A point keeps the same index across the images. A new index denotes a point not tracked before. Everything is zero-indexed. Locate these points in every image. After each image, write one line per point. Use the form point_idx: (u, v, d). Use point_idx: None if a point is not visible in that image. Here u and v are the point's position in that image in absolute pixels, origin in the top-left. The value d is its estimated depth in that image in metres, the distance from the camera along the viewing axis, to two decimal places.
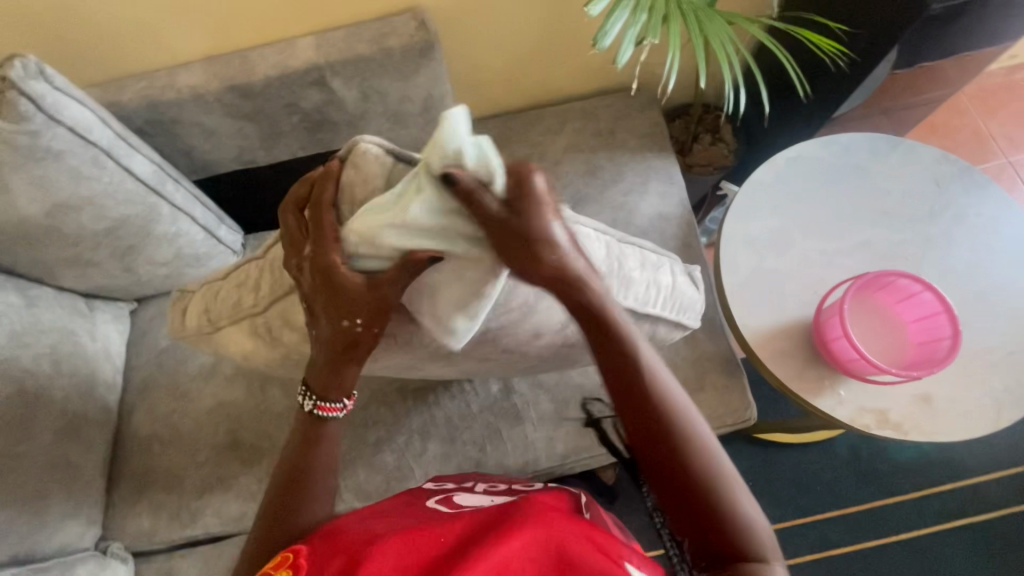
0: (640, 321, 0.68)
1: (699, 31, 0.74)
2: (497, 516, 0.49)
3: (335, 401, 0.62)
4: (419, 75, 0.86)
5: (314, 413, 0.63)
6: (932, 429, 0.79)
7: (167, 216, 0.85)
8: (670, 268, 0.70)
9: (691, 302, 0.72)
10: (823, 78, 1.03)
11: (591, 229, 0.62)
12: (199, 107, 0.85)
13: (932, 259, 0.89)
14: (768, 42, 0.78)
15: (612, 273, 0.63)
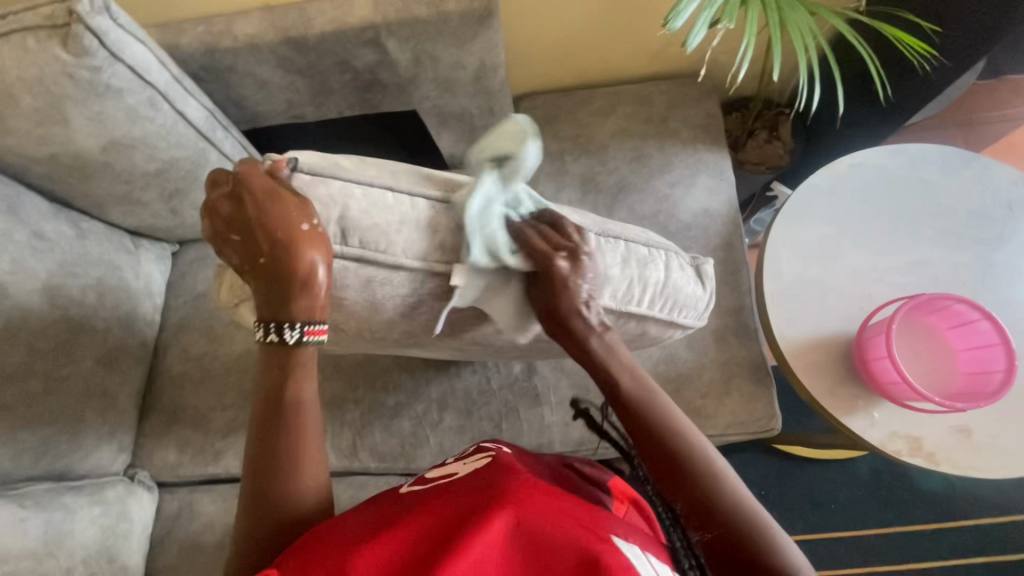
0: (625, 319, 0.66)
1: (777, 18, 0.69)
2: (472, 506, 0.47)
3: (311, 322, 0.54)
4: (475, 42, 0.84)
5: (301, 340, 0.55)
6: (968, 464, 0.76)
7: (215, 163, 0.86)
8: (662, 263, 0.67)
9: (688, 301, 0.69)
10: (902, 81, 0.96)
11: None
12: (253, 57, 0.85)
13: (993, 287, 0.83)
14: (850, 35, 0.73)
15: None
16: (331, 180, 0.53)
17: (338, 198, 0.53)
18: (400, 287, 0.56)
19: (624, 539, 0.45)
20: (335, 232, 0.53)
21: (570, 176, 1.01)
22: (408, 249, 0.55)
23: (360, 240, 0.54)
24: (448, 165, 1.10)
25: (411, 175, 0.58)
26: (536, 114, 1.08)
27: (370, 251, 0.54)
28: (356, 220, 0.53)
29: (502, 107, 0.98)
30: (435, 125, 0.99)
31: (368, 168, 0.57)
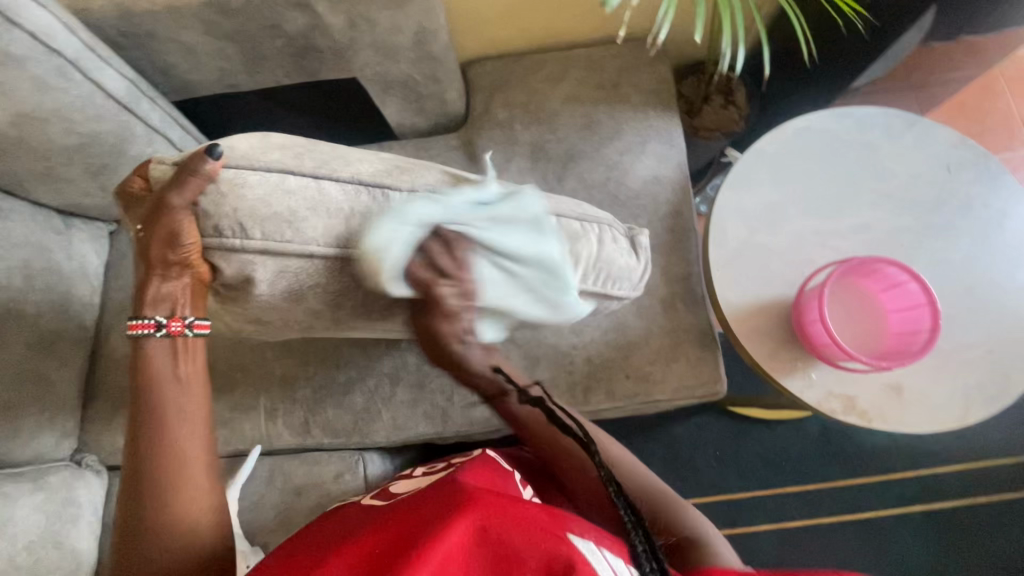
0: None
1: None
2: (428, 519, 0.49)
3: (194, 316, 0.60)
4: (411, 4, 0.81)
5: (135, 335, 0.60)
6: (897, 420, 0.79)
7: (142, 136, 0.83)
8: (595, 237, 0.67)
9: (622, 272, 0.70)
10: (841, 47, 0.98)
11: None
12: (174, 22, 0.79)
13: (928, 248, 0.85)
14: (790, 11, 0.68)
15: None
16: (245, 172, 0.53)
17: (231, 189, 0.52)
18: (318, 276, 0.56)
19: (582, 537, 0.50)
20: (233, 224, 0.52)
21: (519, 145, 0.99)
22: (320, 236, 0.54)
23: (261, 232, 0.52)
24: (397, 135, 1.07)
25: (318, 158, 0.57)
26: (486, 80, 1.04)
27: (273, 242, 0.53)
28: (252, 210, 0.52)
29: (447, 74, 0.95)
30: (379, 93, 0.96)
31: (269, 149, 0.55)
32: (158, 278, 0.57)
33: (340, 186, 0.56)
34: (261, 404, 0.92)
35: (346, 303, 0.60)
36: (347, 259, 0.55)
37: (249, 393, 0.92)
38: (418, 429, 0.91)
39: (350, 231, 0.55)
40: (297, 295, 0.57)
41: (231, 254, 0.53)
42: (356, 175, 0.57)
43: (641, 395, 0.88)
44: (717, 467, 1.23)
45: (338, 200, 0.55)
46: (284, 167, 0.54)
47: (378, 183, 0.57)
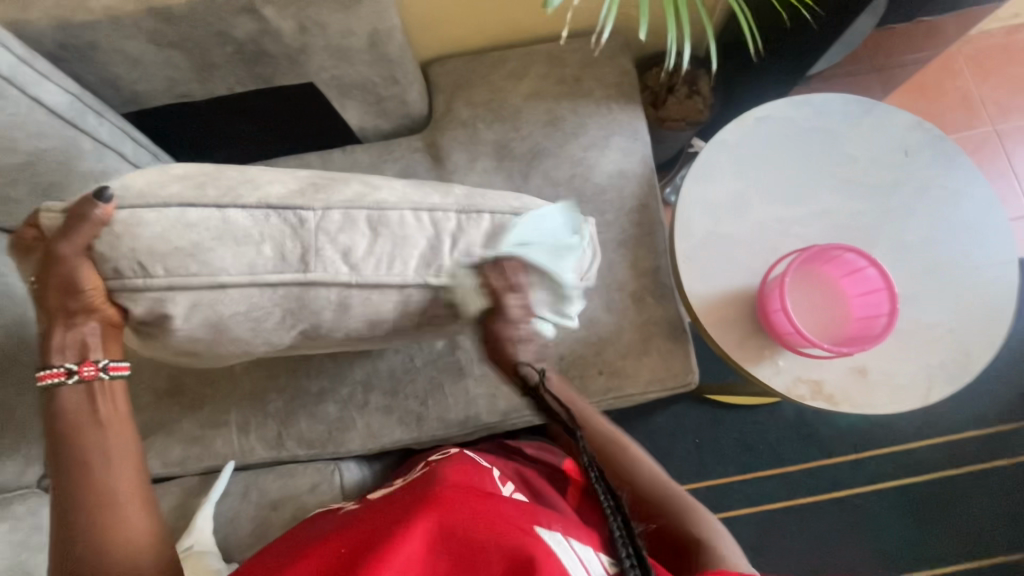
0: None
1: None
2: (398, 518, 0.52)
3: (107, 358, 0.62)
4: (362, 6, 0.80)
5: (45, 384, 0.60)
6: (864, 402, 0.81)
7: (91, 151, 0.81)
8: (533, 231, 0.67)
9: (565, 266, 0.69)
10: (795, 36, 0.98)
11: (401, 212, 0.63)
12: (116, 32, 0.77)
13: (887, 231, 0.87)
14: (737, 7, 0.65)
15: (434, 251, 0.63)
16: (139, 210, 0.56)
17: (126, 231, 0.55)
18: (236, 304, 0.60)
19: (547, 527, 0.54)
20: (135, 266, 0.56)
21: (483, 144, 0.99)
22: (232, 265, 0.58)
23: (163, 269, 0.56)
24: (360, 139, 1.05)
25: (223, 185, 0.60)
26: (447, 79, 1.03)
27: (179, 277, 0.57)
28: (150, 248, 0.56)
29: (406, 74, 0.94)
30: (338, 97, 0.94)
31: (169, 184, 0.58)
32: (64, 326, 0.59)
33: (246, 213, 0.59)
34: (232, 419, 0.90)
35: (275, 327, 0.64)
36: (263, 284, 0.59)
37: (219, 409, 0.91)
38: (393, 435, 0.90)
39: (263, 257, 0.59)
40: (220, 325, 0.61)
41: (137, 294, 0.57)
42: (264, 200, 0.59)
43: (614, 390, 0.89)
44: (697, 454, 1.25)
45: (244, 227, 0.58)
46: (183, 201, 0.57)
47: (290, 206, 0.60)
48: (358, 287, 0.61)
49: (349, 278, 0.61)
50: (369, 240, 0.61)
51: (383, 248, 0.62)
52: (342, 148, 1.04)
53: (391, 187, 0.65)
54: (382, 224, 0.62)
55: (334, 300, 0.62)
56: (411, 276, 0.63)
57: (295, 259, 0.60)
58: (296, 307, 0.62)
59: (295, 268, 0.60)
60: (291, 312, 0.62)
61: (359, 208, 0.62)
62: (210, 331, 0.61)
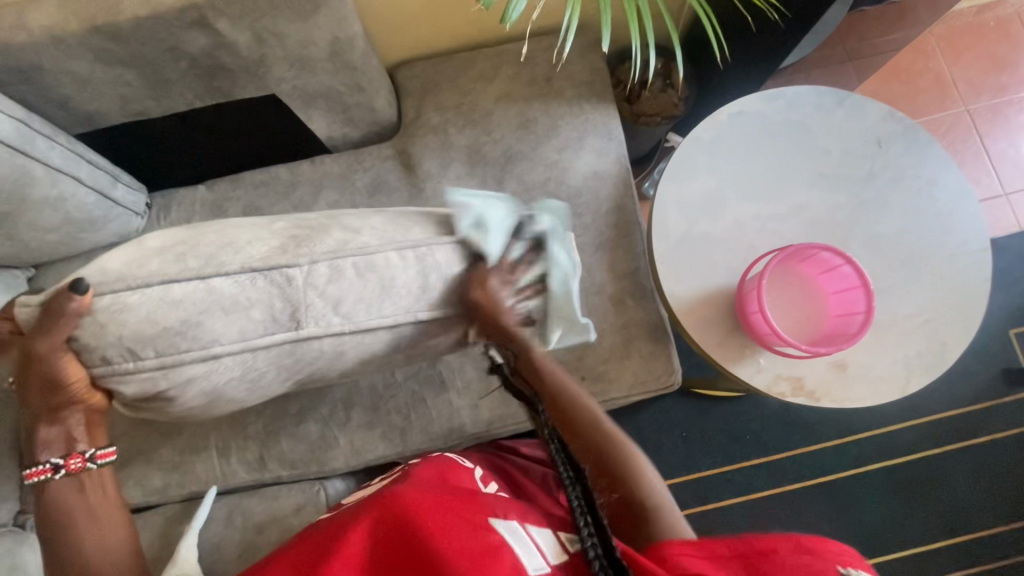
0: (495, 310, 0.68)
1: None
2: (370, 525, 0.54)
3: (94, 448, 0.59)
4: (320, 15, 0.77)
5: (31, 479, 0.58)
6: (844, 395, 0.81)
7: (44, 178, 0.78)
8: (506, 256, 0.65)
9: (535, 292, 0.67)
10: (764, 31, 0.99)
11: (386, 254, 0.60)
12: (61, 53, 0.73)
13: (863, 224, 0.87)
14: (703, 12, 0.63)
15: (427, 291, 0.62)
16: (123, 293, 0.53)
17: (109, 318, 0.52)
18: (230, 371, 0.58)
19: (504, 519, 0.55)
20: (121, 351, 0.53)
21: (455, 150, 0.96)
22: (223, 334, 0.56)
23: (154, 351, 0.54)
24: (329, 148, 1.02)
25: (202, 254, 0.57)
26: (415, 83, 1.00)
27: (170, 355, 0.55)
28: (138, 333, 0.53)
29: (371, 82, 0.91)
30: (302, 107, 0.91)
31: (146, 261, 0.56)
32: (43, 423, 0.56)
33: (231, 280, 0.56)
34: (212, 443, 0.89)
35: (270, 381, 0.62)
36: (256, 348, 0.58)
37: (198, 433, 0.89)
38: (377, 452, 0.89)
39: (253, 322, 0.57)
40: (215, 393, 0.60)
41: (128, 377, 0.55)
42: (246, 263, 0.57)
43: (598, 395, 0.88)
44: (684, 448, 1.26)
45: (231, 293, 0.55)
46: (166, 276, 0.55)
47: (273, 266, 0.57)
48: (352, 334, 0.60)
49: (342, 327, 0.59)
50: (353, 284, 0.59)
51: (373, 293, 0.60)
52: (310, 158, 1.01)
53: (371, 229, 0.62)
54: (371, 268, 0.59)
55: (327, 349, 0.61)
56: (405, 315, 0.62)
57: (285, 317, 0.58)
58: (290, 361, 0.60)
59: (286, 327, 0.58)
60: (285, 367, 0.61)
61: (345, 256, 0.59)
62: (203, 399, 0.60)
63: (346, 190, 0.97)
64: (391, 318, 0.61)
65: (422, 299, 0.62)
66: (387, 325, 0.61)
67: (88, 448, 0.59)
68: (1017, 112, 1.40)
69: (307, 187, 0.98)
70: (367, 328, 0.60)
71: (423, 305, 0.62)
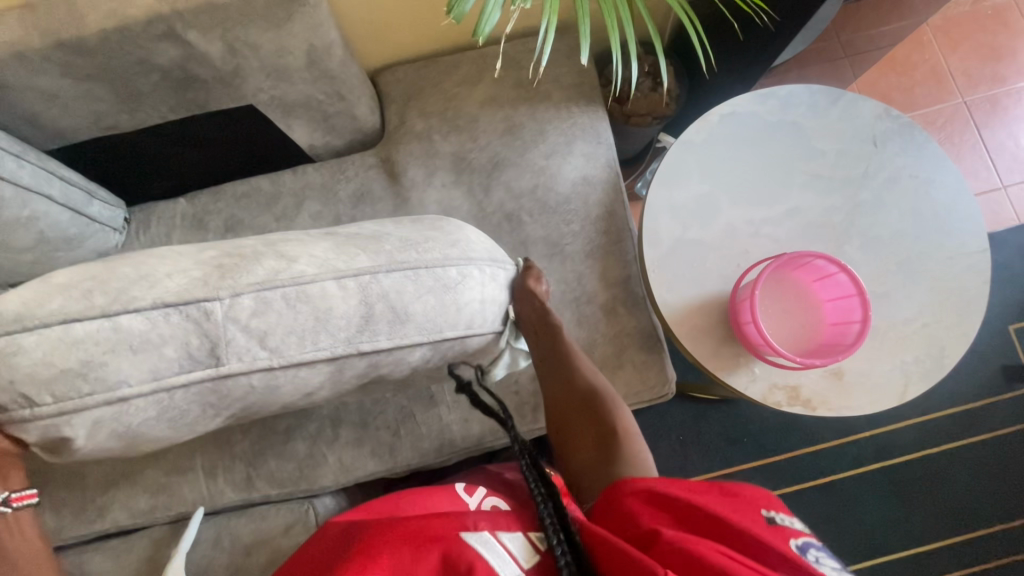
0: (439, 345, 0.60)
1: (587, 6, 0.60)
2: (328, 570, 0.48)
3: (8, 491, 0.59)
4: (294, 23, 0.74)
5: None
6: (841, 404, 0.79)
7: (13, 198, 0.75)
8: (470, 280, 0.61)
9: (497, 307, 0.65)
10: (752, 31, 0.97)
11: (323, 284, 0.54)
12: (26, 69, 0.70)
13: (859, 227, 0.85)
14: (684, 17, 0.60)
15: (368, 322, 0.56)
16: (17, 335, 0.47)
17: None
18: (146, 412, 0.51)
19: (474, 529, 0.50)
20: (15, 398, 0.47)
21: (441, 158, 0.94)
22: (131, 375, 0.49)
23: (52, 396, 0.48)
24: (311, 158, 1.00)
25: (114, 288, 0.50)
26: (398, 89, 0.98)
27: (71, 401, 0.48)
28: (32, 376, 0.47)
29: (352, 90, 0.88)
30: (281, 117, 0.89)
31: (49, 298, 0.49)
32: None
33: (141, 316, 0.49)
34: (198, 464, 0.87)
35: (197, 418, 0.56)
36: (170, 388, 0.51)
37: (182, 455, 0.87)
38: (367, 468, 0.87)
39: (166, 360, 0.50)
40: (131, 433, 0.53)
41: (26, 424, 0.48)
42: (159, 297, 0.50)
43: None
44: (681, 452, 1.24)
45: (140, 331, 0.49)
46: (67, 315, 0.48)
47: (189, 300, 0.50)
48: (283, 369, 0.54)
49: (269, 362, 0.53)
50: (286, 318, 0.53)
51: (307, 324, 0.54)
52: (292, 168, 0.98)
53: (310, 255, 0.56)
54: (303, 298, 0.53)
55: (257, 385, 0.54)
56: (343, 347, 0.56)
57: (203, 354, 0.51)
58: (217, 397, 0.54)
59: (205, 364, 0.51)
60: (212, 403, 0.55)
61: (279, 285, 0.53)
62: (121, 439, 0.54)
63: (329, 200, 0.95)
64: (327, 350, 0.55)
65: (363, 329, 0.56)
66: (325, 357, 0.55)
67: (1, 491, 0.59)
68: (1016, 102, 1.38)
69: (289, 198, 0.95)
70: (301, 362, 0.54)
71: (363, 336, 0.56)
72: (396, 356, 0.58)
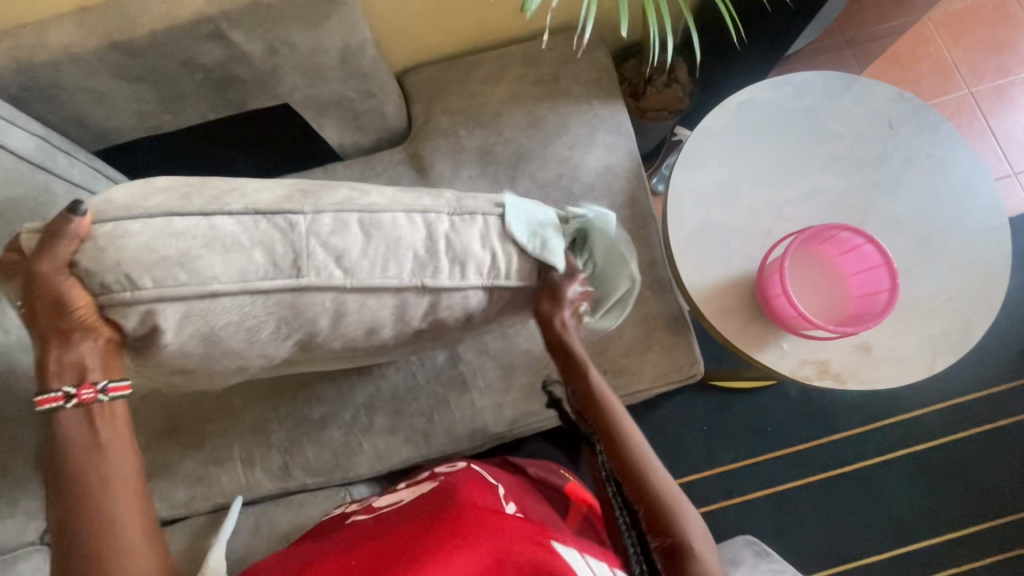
0: (497, 291, 0.59)
1: None
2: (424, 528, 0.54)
3: (107, 379, 0.52)
4: (331, 22, 0.77)
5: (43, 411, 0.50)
6: (870, 377, 0.81)
7: (65, 193, 0.79)
8: (531, 229, 0.60)
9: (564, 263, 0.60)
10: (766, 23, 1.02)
11: (392, 215, 0.56)
12: (80, 70, 0.74)
13: (878, 205, 0.87)
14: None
15: (431, 256, 0.56)
16: (123, 221, 0.49)
17: (110, 243, 0.48)
18: (229, 314, 0.52)
19: (564, 545, 0.56)
20: (121, 278, 0.49)
21: (467, 152, 0.97)
22: (221, 273, 0.51)
23: (152, 280, 0.49)
24: (340, 156, 1.03)
25: (209, 194, 0.53)
26: (423, 88, 1.02)
27: (167, 288, 0.49)
28: (137, 258, 0.49)
29: (382, 87, 0.92)
30: (314, 116, 0.92)
31: (152, 194, 0.52)
32: (57, 351, 0.50)
33: (233, 219, 0.52)
34: (235, 454, 0.88)
35: (269, 339, 0.56)
36: (257, 292, 0.52)
37: (220, 445, 0.88)
38: (402, 455, 0.88)
39: (253, 263, 0.52)
40: (213, 338, 0.54)
41: (127, 307, 0.49)
42: (251, 205, 0.53)
43: (620, 388, 0.88)
44: (706, 442, 1.25)
45: (232, 233, 0.51)
46: (169, 210, 0.50)
47: (278, 210, 0.53)
48: (355, 292, 0.54)
49: (343, 282, 0.54)
50: (360, 249, 0.54)
51: (379, 251, 0.55)
52: (322, 166, 1.02)
53: (381, 192, 0.58)
54: (375, 227, 0.55)
55: (329, 308, 0.55)
56: (408, 279, 0.56)
57: (286, 265, 0.52)
58: (290, 315, 0.54)
59: (287, 274, 0.52)
60: (286, 320, 0.55)
61: (350, 212, 0.55)
62: (202, 345, 0.54)
63: None
64: (393, 280, 0.55)
65: (424, 264, 0.56)
66: (392, 287, 0.56)
67: (101, 379, 0.52)
68: (1021, 92, 1.40)
69: None
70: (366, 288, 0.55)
71: (423, 271, 0.56)
72: (454, 299, 0.58)
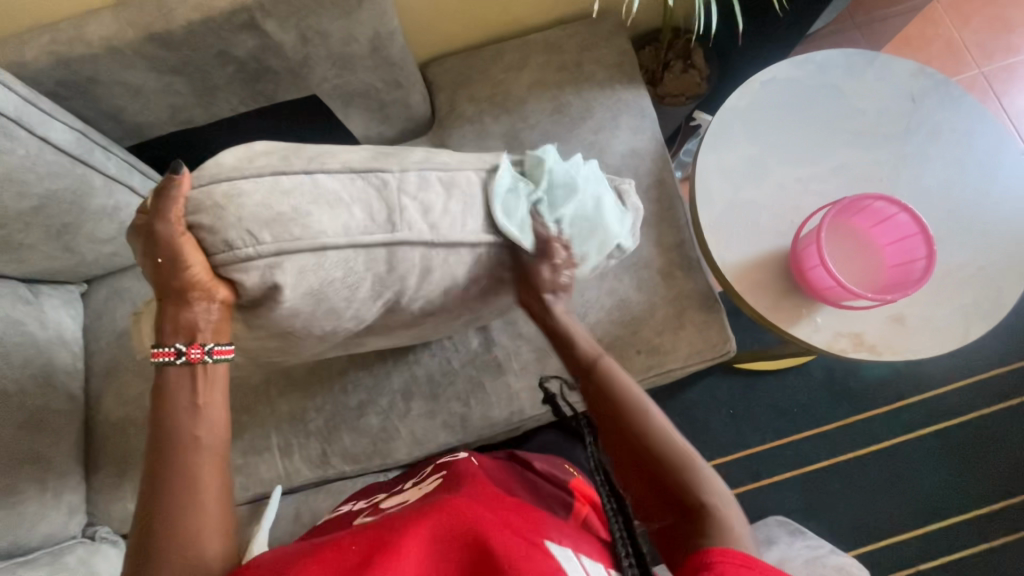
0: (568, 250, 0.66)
1: None
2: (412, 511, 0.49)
3: (213, 342, 0.55)
4: (362, 11, 0.78)
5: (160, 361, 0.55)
6: (904, 348, 0.81)
7: (102, 187, 0.80)
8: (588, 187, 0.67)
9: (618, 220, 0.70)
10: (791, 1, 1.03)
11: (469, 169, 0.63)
12: (117, 63, 0.75)
13: (907, 177, 0.87)
14: None
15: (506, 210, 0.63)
16: (237, 180, 0.51)
17: (227, 201, 0.50)
18: (333, 270, 0.54)
19: (558, 543, 0.50)
20: (242, 235, 0.50)
21: (492, 138, 0.98)
22: (328, 227, 0.53)
23: (272, 234, 0.51)
24: None
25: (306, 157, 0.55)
26: (447, 78, 1.02)
27: (286, 242, 0.51)
28: (256, 215, 0.50)
29: (408, 76, 0.92)
30: (341, 107, 0.93)
31: (255, 157, 0.53)
32: (176, 308, 0.53)
33: (332, 176, 0.54)
34: (274, 443, 0.89)
35: (362, 297, 0.59)
36: (359, 246, 0.55)
37: (258, 434, 0.89)
38: (439, 440, 0.89)
39: (355, 218, 0.55)
40: (319, 294, 0.55)
41: (248, 264, 0.51)
42: (347, 164, 0.56)
43: (655, 367, 0.88)
44: (732, 425, 1.25)
45: (335, 189, 0.54)
46: (275, 170, 0.52)
47: (371, 169, 0.57)
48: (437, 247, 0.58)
49: (430, 237, 0.58)
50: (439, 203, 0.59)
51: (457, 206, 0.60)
52: None
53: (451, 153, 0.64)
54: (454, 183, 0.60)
55: (416, 262, 0.58)
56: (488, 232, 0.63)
57: (382, 219, 0.56)
58: (385, 271, 0.58)
59: (382, 228, 0.56)
60: (380, 278, 0.58)
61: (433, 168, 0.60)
62: (310, 303, 0.56)
63: None
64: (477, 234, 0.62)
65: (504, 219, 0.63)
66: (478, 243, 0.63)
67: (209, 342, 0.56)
68: None
69: None
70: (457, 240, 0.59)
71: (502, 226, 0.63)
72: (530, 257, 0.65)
